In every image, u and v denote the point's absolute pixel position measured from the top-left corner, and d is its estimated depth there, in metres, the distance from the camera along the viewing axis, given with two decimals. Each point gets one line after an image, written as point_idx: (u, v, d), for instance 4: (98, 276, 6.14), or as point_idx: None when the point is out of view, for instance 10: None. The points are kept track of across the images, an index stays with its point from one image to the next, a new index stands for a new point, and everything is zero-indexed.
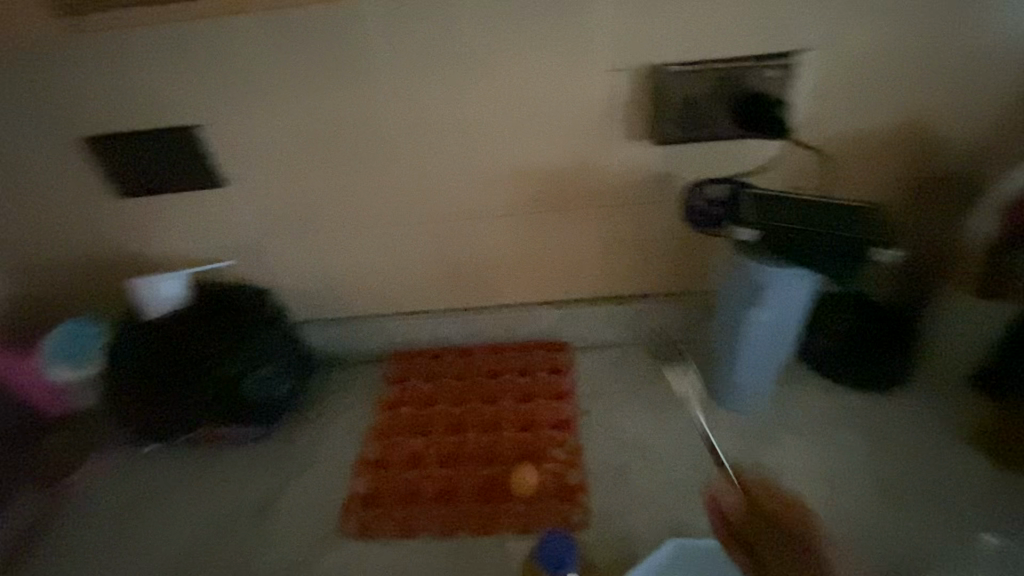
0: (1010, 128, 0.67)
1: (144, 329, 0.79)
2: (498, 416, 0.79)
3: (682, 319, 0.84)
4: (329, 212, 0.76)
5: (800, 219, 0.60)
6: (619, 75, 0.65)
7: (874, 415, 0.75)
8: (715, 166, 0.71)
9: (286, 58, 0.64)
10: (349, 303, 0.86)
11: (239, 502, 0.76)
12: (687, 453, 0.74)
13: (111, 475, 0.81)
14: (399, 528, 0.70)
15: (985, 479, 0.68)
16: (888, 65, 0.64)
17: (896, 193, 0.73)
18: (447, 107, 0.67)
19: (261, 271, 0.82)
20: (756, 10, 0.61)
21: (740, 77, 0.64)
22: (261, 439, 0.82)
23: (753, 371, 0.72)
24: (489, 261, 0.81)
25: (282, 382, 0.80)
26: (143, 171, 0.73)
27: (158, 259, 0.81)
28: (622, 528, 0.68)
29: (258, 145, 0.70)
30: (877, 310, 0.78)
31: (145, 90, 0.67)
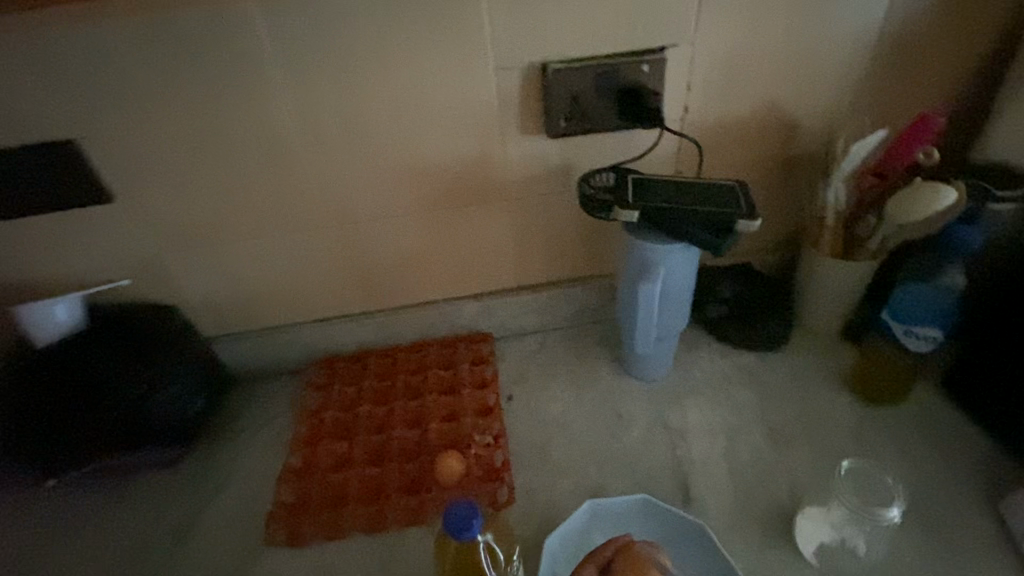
0: (851, 108, 0.77)
1: (33, 360, 0.74)
2: (423, 411, 0.81)
3: (591, 302, 0.90)
4: (232, 221, 0.75)
5: (677, 199, 0.66)
6: (506, 73, 0.69)
7: (762, 371, 0.83)
8: (605, 157, 0.76)
9: (167, 64, 0.62)
10: (262, 313, 0.84)
11: (155, 529, 0.74)
12: (601, 424, 0.80)
13: (10, 519, 0.76)
14: (328, 529, 0.71)
15: (861, 416, 0.77)
16: (746, 58, 0.71)
17: (765, 173, 0.81)
18: (343, 109, 0.68)
19: (164, 288, 0.79)
20: (627, 11, 0.66)
21: (618, 71, 0.69)
22: (176, 463, 0.79)
23: (654, 343, 0.77)
24: (402, 259, 0.82)
25: (196, 399, 0.78)
26: (18, 189, 0.68)
27: (45, 284, 0.76)
28: (545, 500, 0.72)
29: (146, 157, 0.68)
30: (757, 279, 0.87)
31: (12, 103, 0.63)
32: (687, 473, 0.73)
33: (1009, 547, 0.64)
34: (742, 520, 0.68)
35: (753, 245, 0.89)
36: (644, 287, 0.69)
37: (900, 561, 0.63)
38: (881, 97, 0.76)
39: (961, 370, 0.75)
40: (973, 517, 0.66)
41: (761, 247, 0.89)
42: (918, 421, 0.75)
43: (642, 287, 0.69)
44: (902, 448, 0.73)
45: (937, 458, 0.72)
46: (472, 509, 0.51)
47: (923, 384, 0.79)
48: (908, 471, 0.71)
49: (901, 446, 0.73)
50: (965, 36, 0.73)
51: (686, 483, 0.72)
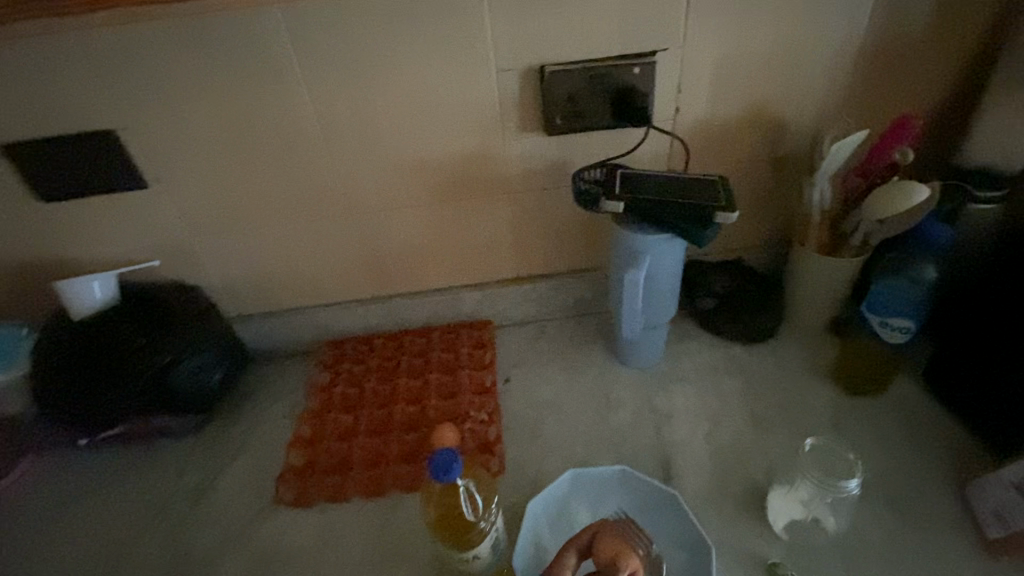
0: (839, 110, 0.80)
1: (70, 331, 0.81)
2: (424, 389, 0.87)
3: (587, 292, 0.94)
4: (252, 209, 0.81)
5: (659, 191, 0.71)
6: (506, 75, 0.73)
7: (747, 362, 0.87)
8: (600, 154, 0.81)
9: (194, 63, 0.68)
10: (277, 295, 0.91)
11: (177, 488, 0.81)
12: (590, 407, 0.84)
13: (49, 473, 0.85)
14: (332, 492, 0.77)
15: (839, 406, 0.80)
16: (737, 61, 0.74)
17: (754, 171, 0.85)
18: (354, 107, 0.73)
19: (190, 269, 0.86)
20: (622, 15, 0.69)
21: (611, 73, 0.73)
22: (198, 429, 0.86)
23: (641, 328, 0.82)
24: (408, 248, 0.88)
25: (215, 370, 0.84)
26: (61, 175, 0.75)
27: (83, 261, 0.84)
28: (533, 475, 0.77)
29: (174, 148, 0.74)
30: (747, 274, 0.91)
31: (55, 97, 0.69)
32: (669, 454, 0.77)
33: (965, 530, 0.68)
34: (716, 498, 0.73)
35: (744, 241, 0.92)
36: (629, 274, 0.74)
37: (859, 537, 0.68)
38: (868, 100, 0.79)
39: (938, 364, 0.78)
40: (935, 502, 0.70)
41: (751, 242, 0.92)
42: (894, 413, 0.79)
43: (627, 274, 0.74)
44: (877, 438, 0.76)
45: (908, 448, 0.75)
46: (454, 454, 0.56)
47: (902, 377, 0.82)
48: (878, 458, 0.74)
49: (874, 434, 0.77)
50: (954, 41, 0.75)
51: (667, 463, 0.77)
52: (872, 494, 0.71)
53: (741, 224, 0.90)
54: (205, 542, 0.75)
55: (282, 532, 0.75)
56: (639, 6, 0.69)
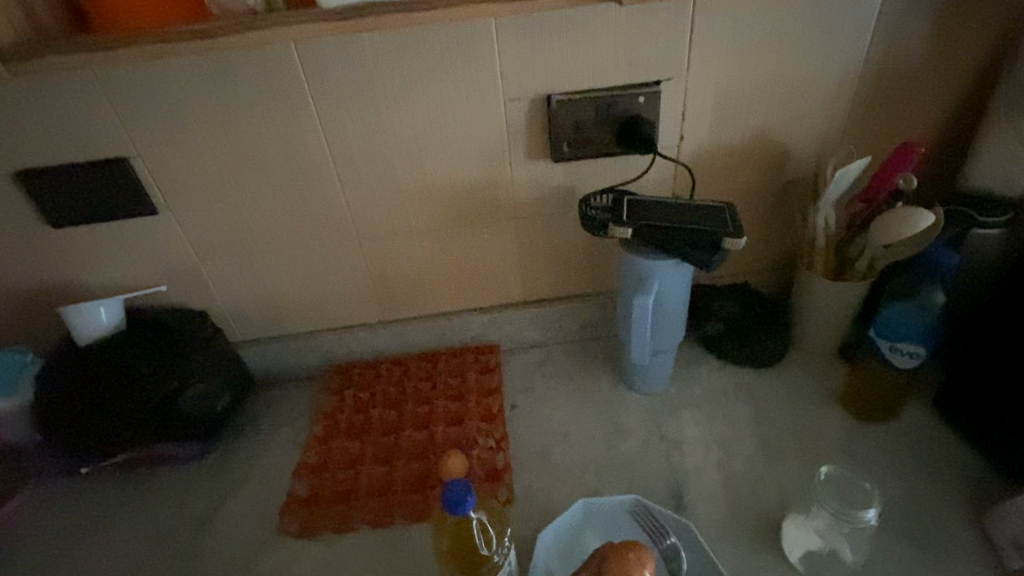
0: (842, 137, 0.81)
1: (75, 357, 0.81)
2: (431, 415, 0.86)
3: (593, 316, 0.94)
4: (261, 234, 0.81)
5: (668, 217, 0.72)
6: (515, 104, 0.74)
7: (755, 387, 0.86)
8: (606, 180, 0.81)
9: (209, 93, 0.69)
10: (284, 321, 0.90)
11: (178, 518, 0.79)
12: (598, 434, 0.83)
13: (48, 502, 0.83)
14: (338, 522, 0.76)
15: (851, 432, 0.79)
16: (740, 91, 0.76)
17: (757, 197, 0.86)
18: (365, 134, 0.74)
19: (197, 294, 0.86)
20: (628, 46, 0.71)
21: (616, 103, 0.74)
22: (201, 456, 0.85)
23: (650, 354, 0.82)
24: (417, 272, 0.88)
25: (220, 396, 0.84)
26: (72, 201, 0.75)
27: (91, 288, 0.84)
28: (542, 504, 0.76)
29: (187, 175, 0.75)
30: (753, 298, 0.91)
31: (71, 125, 0.70)
32: (680, 482, 0.76)
33: (985, 559, 0.67)
34: (730, 527, 0.71)
35: (751, 265, 0.93)
36: (638, 300, 0.74)
37: (878, 568, 0.67)
38: (870, 128, 0.81)
39: (949, 389, 0.78)
40: (952, 530, 0.69)
41: (756, 266, 0.93)
42: (907, 439, 0.78)
43: (636, 300, 0.74)
44: (891, 464, 0.75)
45: (922, 474, 0.74)
46: (467, 486, 0.55)
47: (913, 402, 0.82)
48: (893, 486, 0.74)
49: (887, 461, 0.76)
50: (952, 71, 0.76)
51: (679, 492, 0.75)
52: (889, 522, 0.70)
53: (745, 248, 0.91)
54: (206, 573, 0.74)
55: (286, 563, 0.73)
56: (645, 38, 0.71)
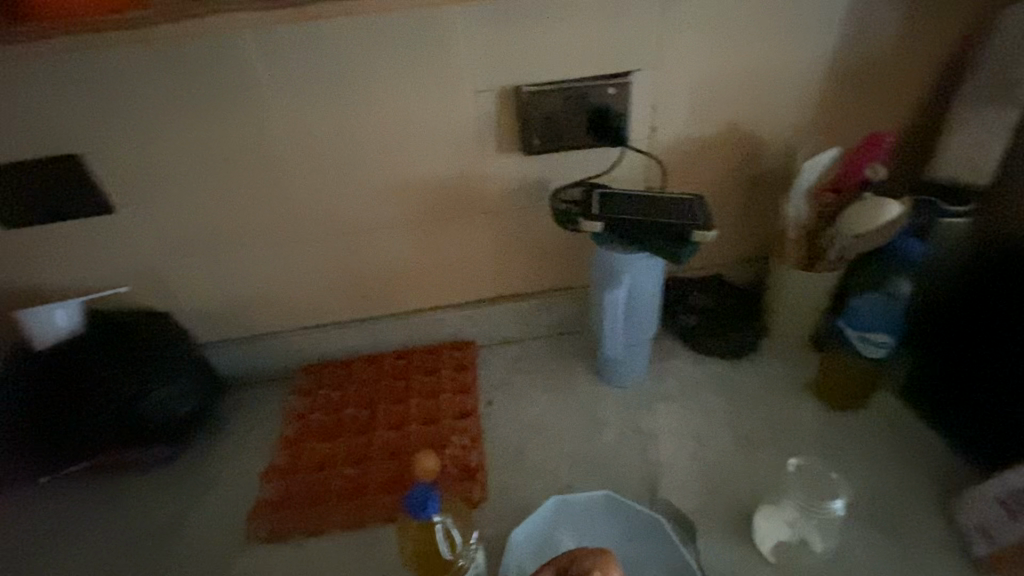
0: (813, 127, 0.81)
1: (33, 361, 0.78)
2: (405, 413, 0.84)
3: (569, 310, 0.93)
4: (226, 232, 0.79)
5: (639, 210, 0.71)
6: (483, 95, 0.72)
7: (730, 378, 0.87)
8: (578, 173, 0.80)
9: (163, 85, 0.66)
10: (253, 320, 0.88)
11: (144, 525, 0.77)
12: (575, 429, 0.83)
13: (7, 512, 0.80)
14: (308, 525, 0.74)
15: (823, 422, 0.80)
16: (711, 81, 0.75)
17: (730, 188, 0.85)
18: (329, 127, 0.72)
19: (160, 294, 0.83)
20: (597, 36, 0.70)
21: (587, 94, 0.73)
22: (168, 461, 0.83)
23: (625, 347, 0.81)
24: (389, 269, 0.86)
25: (186, 399, 0.81)
26: (22, 200, 0.72)
27: (48, 289, 0.81)
28: (517, 500, 0.75)
29: (143, 172, 0.72)
30: (727, 289, 0.91)
31: (17, 120, 0.66)
32: (654, 476, 0.76)
33: (951, 546, 0.68)
34: (703, 520, 0.71)
35: (725, 257, 0.93)
36: (610, 294, 0.73)
37: (847, 557, 0.67)
38: (840, 118, 0.81)
39: (918, 378, 0.79)
40: (919, 517, 0.70)
41: (730, 258, 0.93)
42: (877, 427, 0.79)
43: (608, 294, 0.73)
44: (861, 452, 0.76)
45: (892, 463, 0.75)
46: (430, 489, 0.54)
47: (883, 391, 0.83)
48: (863, 475, 0.74)
49: (858, 450, 0.77)
50: (920, 61, 0.77)
51: (654, 485, 0.75)
52: (859, 511, 0.71)
53: (720, 240, 0.91)
54: None
55: (255, 569, 0.72)
56: (614, 27, 0.69)
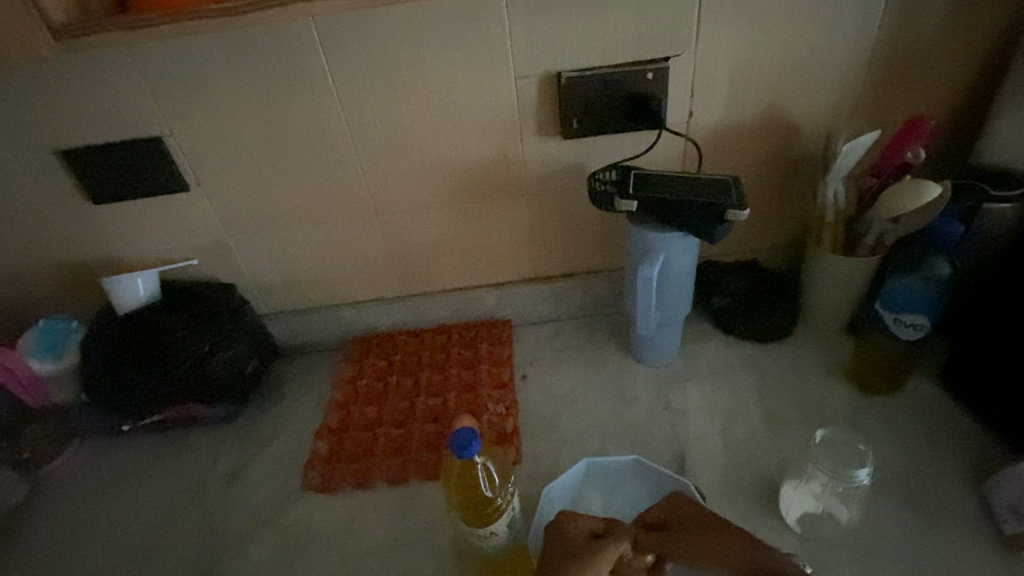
0: (851, 111, 0.81)
1: (115, 323, 0.87)
2: (444, 382, 0.90)
3: (601, 291, 0.97)
4: (286, 210, 0.86)
5: (673, 190, 0.74)
6: (526, 81, 0.76)
7: (760, 359, 0.88)
8: (614, 156, 0.83)
9: (237, 72, 0.73)
10: (307, 295, 0.95)
11: (209, 475, 0.85)
12: (605, 403, 0.86)
13: (91, 457, 0.90)
14: (356, 479, 0.81)
15: (854, 404, 0.81)
16: (748, 65, 0.76)
17: (765, 172, 0.86)
18: (382, 112, 0.77)
19: (225, 267, 0.91)
20: (637, 22, 0.72)
21: (625, 79, 0.76)
22: (230, 418, 0.91)
23: (656, 325, 0.84)
24: (432, 248, 0.91)
25: (247, 361, 0.90)
26: (110, 179, 0.80)
27: (129, 260, 0.90)
28: (549, 466, 0.80)
29: (216, 153, 0.80)
30: (759, 273, 0.92)
31: (110, 104, 0.74)
32: (682, 449, 0.79)
33: (982, 526, 0.68)
34: (729, 491, 0.74)
35: (759, 241, 0.94)
36: (642, 270, 0.76)
37: (872, 529, 0.69)
38: (882, 102, 0.81)
39: (953, 362, 0.79)
40: (950, 498, 0.71)
41: (763, 243, 0.94)
42: (909, 411, 0.79)
43: (641, 270, 0.76)
44: (891, 434, 0.77)
45: (924, 445, 0.76)
46: (472, 432, 0.60)
47: (918, 377, 0.83)
48: (894, 456, 0.75)
49: (889, 431, 0.77)
50: (967, 43, 0.76)
51: (681, 457, 0.78)
52: (886, 488, 0.72)
53: (753, 224, 0.92)
54: (235, 524, 0.79)
55: (308, 515, 0.79)
56: (654, 13, 0.72)
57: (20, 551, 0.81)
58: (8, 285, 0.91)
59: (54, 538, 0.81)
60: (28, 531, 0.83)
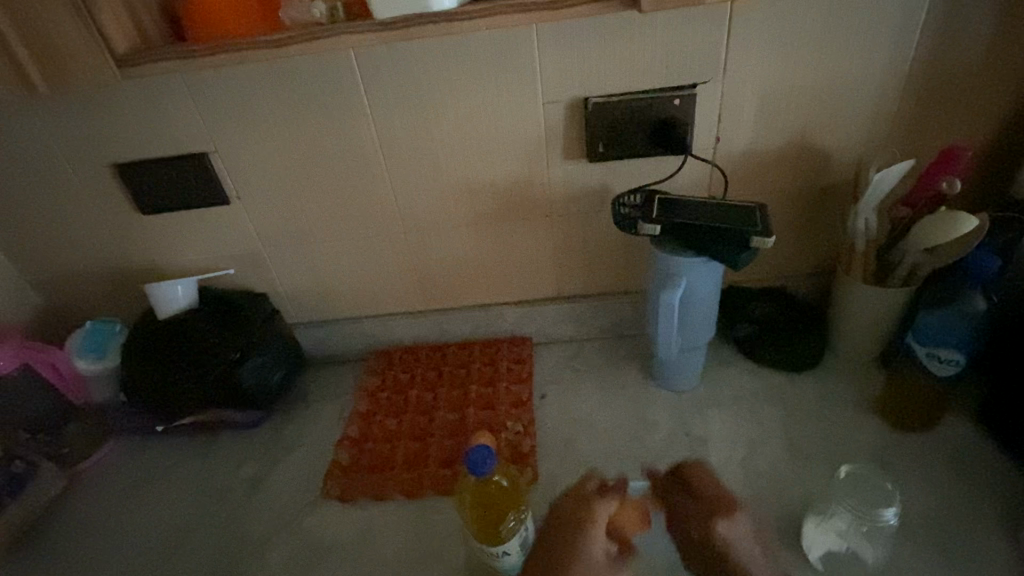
0: (881, 141, 0.80)
1: (154, 328, 0.91)
2: (463, 398, 0.91)
3: (623, 313, 0.97)
4: (318, 225, 0.89)
5: (699, 216, 0.74)
6: (554, 106, 0.78)
7: (785, 389, 0.86)
8: (637, 181, 0.84)
9: (279, 95, 0.77)
10: (335, 307, 0.98)
11: (234, 478, 0.88)
12: (623, 426, 0.86)
13: (124, 455, 0.94)
14: (374, 491, 0.82)
15: (883, 439, 0.78)
16: (775, 93, 0.76)
17: (792, 199, 0.86)
18: (413, 134, 0.80)
19: (259, 277, 0.95)
20: (663, 51, 0.73)
21: (652, 105, 0.77)
22: (256, 423, 0.94)
23: (678, 350, 0.83)
24: (457, 266, 0.93)
25: (275, 370, 0.93)
26: (159, 190, 0.85)
27: (171, 268, 0.94)
28: (564, 487, 0.80)
29: (256, 170, 0.84)
30: (786, 300, 0.91)
31: (161, 123, 0.79)
32: None
33: None
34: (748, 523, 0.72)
35: (786, 268, 0.92)
36: (665, 295, 0.76)
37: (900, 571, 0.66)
38: (916, 132, 0.80)
39: (991, 401, 0.76)
40: (984, 543, 0.67)
41: (791, 270, 0.93)
42: (939, 449, 0.77)
43: (663, 295, 0.76)
44: (921, 473, 0.74)
45: (957, 486, 0.73)
46: (488, 449, 0.61)
47: (953, 414, 0.80)
48: (924, 495, 0.72)
49: (918, 469, 0.75)
50: (1003, 75, 0.74)
51: None
52: (916, 529, 0.69)
53: (779, 251, 0.91)
54: (256, 529, 0.81)
55: (327, 524, 0.80)
56: (681, 43, 0.73)
57: (54, 543, 0.84)
58: (60, 288, 0.97)
59: (86, 532, 0.85)
60: (64, 524, 0.86)
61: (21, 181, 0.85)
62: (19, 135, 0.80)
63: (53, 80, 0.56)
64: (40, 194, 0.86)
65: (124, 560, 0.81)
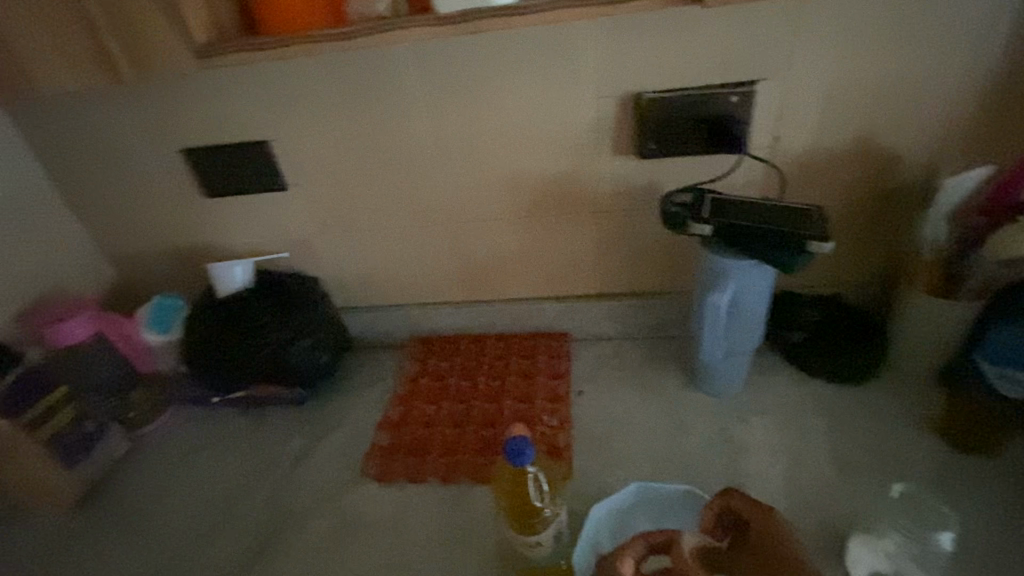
0: (956, 145, 0.75)
1: (213, 305, 0.96)
2: (501, 389, 0.92)
3: (665, 314, 0.95)
4: (368, 213, 0.92)
5: (753, 217, 0.71)
6: (606, 101, 0.77)
7: (834, 401, 0.83)
8: (688, 180, 0.82)
9: (338, 86, 0.79)
10: (380, 294, 1.01)
11: (281, 451, 0.92)
12: (661, 428, 0.84)
13: (182, 422, 1.00)
14: (410, 474, 0.84)
15: (939, 460, 0.74)
16: (841, 92, 0.73)
17: (853, 203, 0.82)
18: (465, 126, 0.81)
19: (311, 261, 0.99)
20: (723, 47, 0.71)
21: (708, 102, 0.75)
22: (302, 401, 0.98)
23: (723, 355, 0.82)
24: (500, 259, 0.94)
25: (322, 351, 0.97)
26: (223, 175, 0.90)
27: (230, 250, 0.99)
28: (598, 484, 0.79)
29: (313, 159, 0.87)
30: (840, 308, 0.87)
31: (229, 111, 0.83)
32: (741, 484, 0.76)
33: None
34: None
35: (841, 275, 0.88)
36: (712, 298, 0.75)
37: None
38: (995, 136, 0.74)
39: None
40: None
41: (847, 278, 0.89)
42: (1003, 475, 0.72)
43: (710, 297, 0.75)
44: (982, 498, 0.70)
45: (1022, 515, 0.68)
46: (525, 440, 0.61)
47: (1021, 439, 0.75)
48: (983, 522, 0.68)
49: (979, 494, 0.70)
50: None
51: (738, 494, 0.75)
52: (973, 557, 0.65)
53: (836, 257, 0.87)
54: (299, 501, 0.85)
55: (365, 501, 0.83)
56: (742, 38, 0.71)
57: (118, 500, 0.91)
58: (131, 264, 1.04)
59: (146, 492, 0.91)
60: (127, 482, 0.93)
61: (102, 163, 0.91)
62: (102, 120, 0.86)
63: (138, 68, 0.60)
64: (117, 176, 0.92)
65: (180, 520, 0.86)
